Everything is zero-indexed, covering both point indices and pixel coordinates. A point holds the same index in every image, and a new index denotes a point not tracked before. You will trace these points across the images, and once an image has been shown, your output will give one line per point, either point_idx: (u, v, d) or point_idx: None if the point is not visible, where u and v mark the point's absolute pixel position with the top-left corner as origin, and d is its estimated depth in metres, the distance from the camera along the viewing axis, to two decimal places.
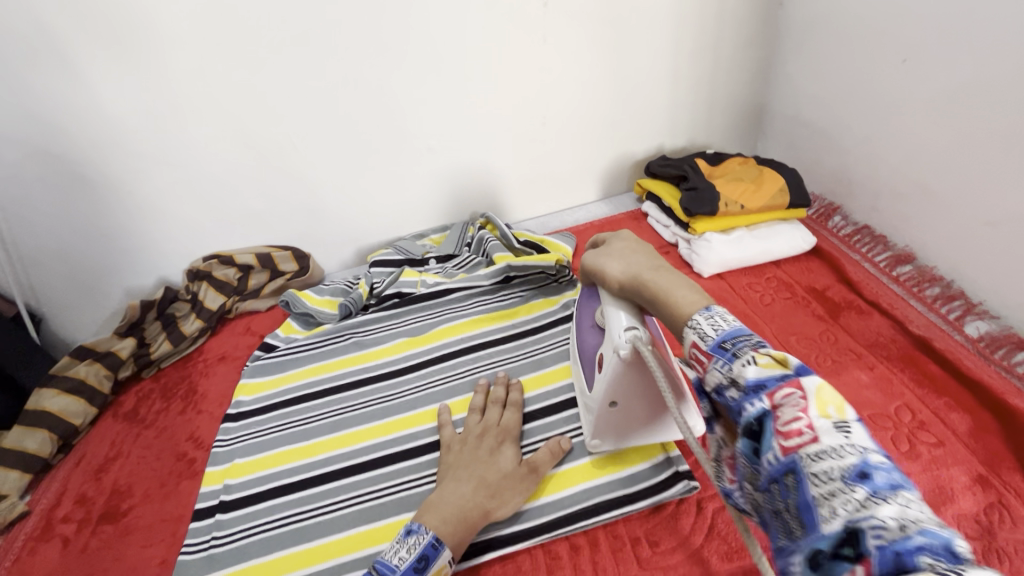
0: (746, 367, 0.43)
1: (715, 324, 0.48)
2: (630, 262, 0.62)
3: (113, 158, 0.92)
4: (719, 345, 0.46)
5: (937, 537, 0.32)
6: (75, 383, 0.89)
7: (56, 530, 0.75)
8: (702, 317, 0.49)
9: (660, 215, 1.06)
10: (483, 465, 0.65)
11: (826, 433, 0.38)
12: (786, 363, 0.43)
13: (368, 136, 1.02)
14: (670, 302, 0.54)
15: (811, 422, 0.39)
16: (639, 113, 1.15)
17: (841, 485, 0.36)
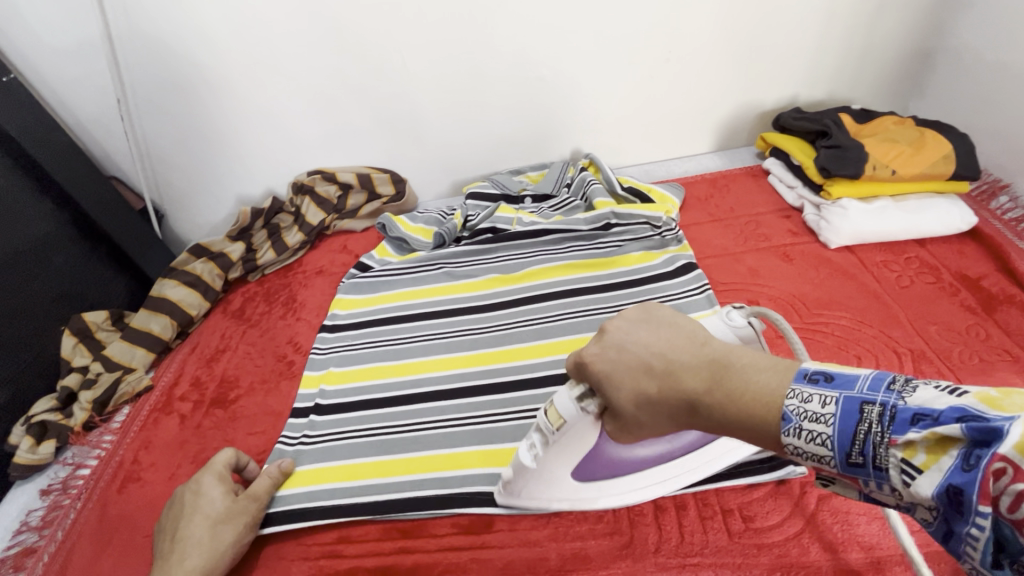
0: (911, 481, 0.35)
1: (812, 436, 0.38)
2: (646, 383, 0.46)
3: (233, 64, 0.94)
4: (849, 463, 0.37)
5: (964, 464, 0.32)
6: (192, 278, 0.96)
7: (175, 406, 0.83)
8: (795, 439, 0.39)
9: (784, 174, 0.96)
10: (209, 549, 0.58)
11: (810, 434, 0.38)
12: (951, 439, 0.33)
13: (480, 59, 0.97)
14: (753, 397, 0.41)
15: (792, 434, 0.39)
16: (777, 56, 1.02)
17: (871, 474, 0.37)
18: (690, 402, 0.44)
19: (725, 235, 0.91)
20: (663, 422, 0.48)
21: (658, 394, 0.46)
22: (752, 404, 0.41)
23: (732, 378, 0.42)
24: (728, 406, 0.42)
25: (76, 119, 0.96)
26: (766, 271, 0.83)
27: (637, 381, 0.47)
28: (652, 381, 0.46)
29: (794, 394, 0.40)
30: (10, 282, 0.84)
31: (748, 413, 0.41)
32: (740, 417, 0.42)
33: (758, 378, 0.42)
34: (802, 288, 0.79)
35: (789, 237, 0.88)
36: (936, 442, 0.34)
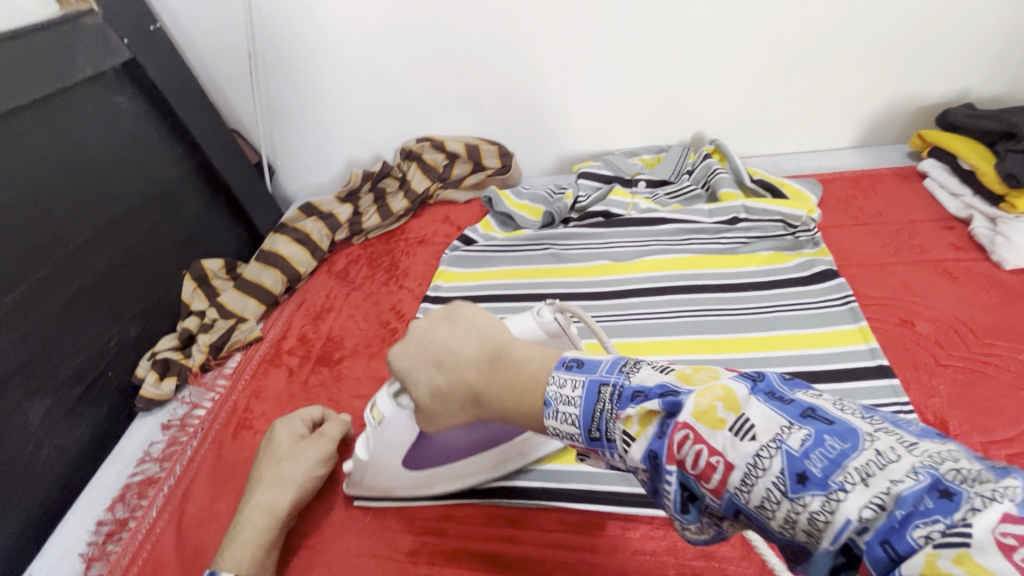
0: (628, 449, 0.39)
1: (565, 418, 0.42)
2: (444, 376, 0.53)
3: (359, 24, 0.92)
4: (592, 438, 0.41)
5: (661, 431, 0.37)
6: (302, 236, 0.98)
7: (283, 359, 0.85)
8: (553, 420, 0.43)
9: (948, 179, 0.84)
10: (273, 484, 0.61)
11: (564, 415, 0.42)
12: (654, 413, 0.37)
13: (612, 30, 0.90)
14: (519, 382, 0.47)
15: (552, 416, 0.43)
16: (956, 41, 0.88)
17: (605, 447, 0.41)
18: (471, 391, 0.51)
19: (872, 242, 0.81)
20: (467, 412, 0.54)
21: (463, 390, 0.52)
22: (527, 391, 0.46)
23: (504, 365, 0.49)
24: (498, 396, 0.48)
25: (207, 71, 0.99)
26: (923, 287, 0.73)
27: (428, 373, 0.54)
28: (441, 374, 0.53)
29: (555, 381, 0.44)
30: (144, 225, 0.88)
31: (518, 403, 0.46)
32: (512, 404, 0.47)
33: (526, 363, 0.48)
34: (969, 312, 0.69)
35: (952, 252, 0.77)
36: (646, 414, 0.38)
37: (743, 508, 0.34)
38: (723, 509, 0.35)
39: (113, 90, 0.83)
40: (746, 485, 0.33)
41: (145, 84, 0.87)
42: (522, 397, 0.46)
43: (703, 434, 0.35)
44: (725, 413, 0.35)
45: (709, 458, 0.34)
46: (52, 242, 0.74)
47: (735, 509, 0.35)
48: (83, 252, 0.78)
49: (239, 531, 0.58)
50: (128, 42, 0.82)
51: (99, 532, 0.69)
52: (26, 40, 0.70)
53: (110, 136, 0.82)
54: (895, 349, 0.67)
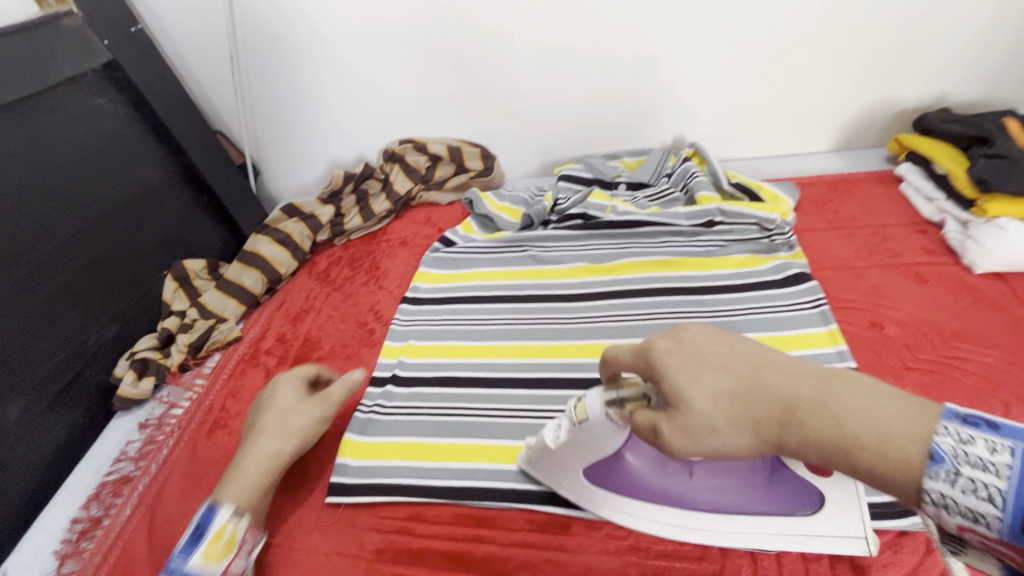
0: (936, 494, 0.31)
1: (903, 463, 0.31)
2: (721, 388, 0.39)
3: (340, 27, 0.93)
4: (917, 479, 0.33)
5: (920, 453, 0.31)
6: (283, 237, 0.98)
7: (261, 359, 0.86)
8: (943, 492, 0.30)
9: (923, 183, 0.85)
10: (275, 430, 0.64)
11: (968, 484, 0.29)
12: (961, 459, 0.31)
13: (592, 34, 0.91)
14: (875, 426, 0.33)
15: (944, 479, 0.30)
16: (933, 47, 0.89)
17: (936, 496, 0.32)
18: (784, 409, 0.36)
19: (845, 245, 0.81)
20: (736, 441, 0.38)
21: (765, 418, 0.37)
22: (869, 438, 0.33)
23: (833, 392, 0.35)
24: (836, 427, 0.34)
25: (191, 72, 1.00)
26: (893, 291, 0.74)
27: (716, 381, 0.39)
28: (734, 382, 0.39)
29: (940, 432, 0.31)
30: (125, 225, 0.88)
31: (860, 438, 0.33)
32: (872, 441, 0.33)
33: (885, 409, 0.33)
34: (937, 315, 0.70)
35: (923, 256, 0.77)
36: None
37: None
38: (1004, 538, 0.29)
39: (93, 91, 0.83)
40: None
41: (127, 85, 0.87)
42: (885, 449, 0.32)
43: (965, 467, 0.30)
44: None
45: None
46: (30, 242, 0.74)
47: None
48: (61, 252, 0.78)
49: (238, 470, 0.61)
50: (107, 43, 0.83)
51: (73, 530, 0.70)
52: (2, 42, 0.70)
53: (90, 136, 0.83)
54: (862, 351, 0.68)
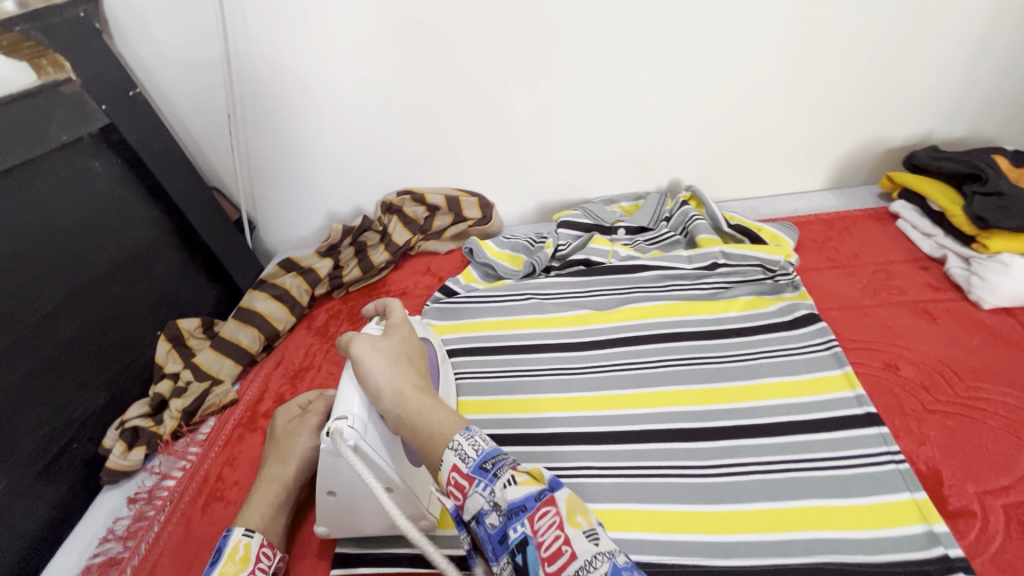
0: (506, 487, 0.46)
1: (473, 443, 0.49)
2: (398, 373, 0.56)
3: (338, 86, 0.94)
4: (479, 467, 0.48)
5: (537, 495, 0.45)
6: (281, 292, 0.97)
7: (259, 423, 0.82)
8: (461, 437, 0.50)
9: (920, 220, 0.86)
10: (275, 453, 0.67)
11: (468, 442, 0.49)
12: (540, 478, 0.47)
13: (586, 85, 0.93)
14: (433, 429, 0.52)
15: (461, 435, 0.50)
16: (915, 90, 0.92)
17: (484, 479, 0.47)
18: (405, 388, 0.54)
19: (851, 285, 0.81)
20: (387, 377, 0.55)
21: (403, 387, 0.54)
22: (429, 426, 0.52)
23: (431, 398, 0.55)
24: (419, 414, 0.53)
25: (187, 132, 1.00)
26: (905, 330, 0.73)
27: (393, 356, 0.57)
28: (392, 351, 0.58)
29: (463, 443, 0.49)
30: (117, 287, 0.86)
31: (423, 428, 0.53)
32: (420, 429, 0.52)
33: (440, 420, 0.53)
34: (953, 355, 0.69)
35: (931, 293, 0.77)
36: (538, 469, 0.48)
37: (478, 480, 0.47)
38: (468, 472, 0.48)
39: (88, 155, 0.82)
40: (504, 488, 0.46)
41: (123, 148, 0.87)
42: (429, 436, 0.52)
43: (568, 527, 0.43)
44: (584, 522, 0.44)
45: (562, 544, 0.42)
46: (18, 311, 0.71)
47: (475, 477, 0.47)
48: (49, 320, 0.76)
49: (252, 501, 0.64)
50: (105, 108, 0.83)
51: None
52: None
53: (83, 199, 0.82)
54: (881, 394, 0.66)
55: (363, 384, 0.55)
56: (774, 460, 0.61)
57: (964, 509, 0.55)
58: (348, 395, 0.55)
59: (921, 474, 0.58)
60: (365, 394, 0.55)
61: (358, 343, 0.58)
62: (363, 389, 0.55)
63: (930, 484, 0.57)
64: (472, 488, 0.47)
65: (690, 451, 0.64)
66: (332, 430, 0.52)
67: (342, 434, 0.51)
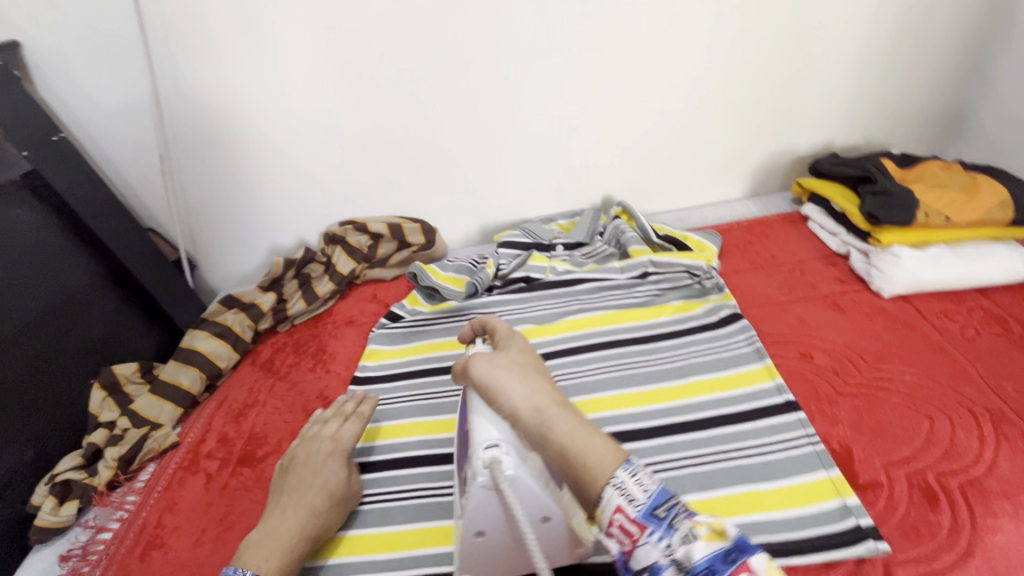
0: (689, 544, 0.44)
1: (639, 483, 0.48)
2: (533, 389, 0.55)
3: (272, 122, 0.96)
4: (651, 513, 0.46)
5: (727, 557, 0.43)
6: (223, 329, 0.95)
7: (201, 465, 0.80)
8: (624, 474, 0.48)
9: (826, 220, 0.93)
10: (315, 487, 0.66)
11: (637, 479, 0.48)
12: (724, 535, 0.44)
13: (515, 112, 0.98)
14: (580, 456, 0.50)
15: (626, 471, 0.49)
16: (813, 104, 1.01)
17: (659, 528, 0.46)
18: (546, 407, 0.54)
19: (768, 283, 0.87)
20: (523, 390, 0.55)
21: (543, 405, 0.54)
22: (579, 454, 0.51)
23: (571, 416, 0.54)
24: (568, 442, 0.51)
25: (119, 174, 0.99)
26: (817, 321, 0.79)
27: (522, 378, 0.57)
28: (516, 366, 0.58)
29: (615, 481, 0.48)
30: (44, 337, 0.83)
31: (572, 459, 0.51)
32: (577, 458, 0.50)
33: (592, 450, 0.51)
34: (858, 341, 0.75)
35: (837, 285, 0.84)
36: (719, 524, 0.45)
37: (650, 528, 0.46)
38: (637, 517, 0.46)
39: (9, 203, 0.80)
40: (688, 544, 0.44)
41: (48, 194, 0.85)
42: (580, 471, 0.50)
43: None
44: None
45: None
46: None
47: (647, 524, 0.46)
48: None
49: (262, 536, 0.62)
50: (27, 154, 0.82)
51: None
52: None
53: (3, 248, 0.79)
54: (797, 382, 0.71)
55: (498, 406, 0.55)
56: (703, 453, 0.65)
57: (872, 480, 0.60)
58: (484, 424, 0.53)
59: (833, 452, 0.63)
60: (501, 412, 0.55)
61: (476, 360, 0.59)
62: (499, 405, 0.55)
63: (841, 461, 0.62)
64: (644, 536, 0.46)
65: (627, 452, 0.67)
66: (488, 462, 0.51)
67: (500, 465, 0.50)
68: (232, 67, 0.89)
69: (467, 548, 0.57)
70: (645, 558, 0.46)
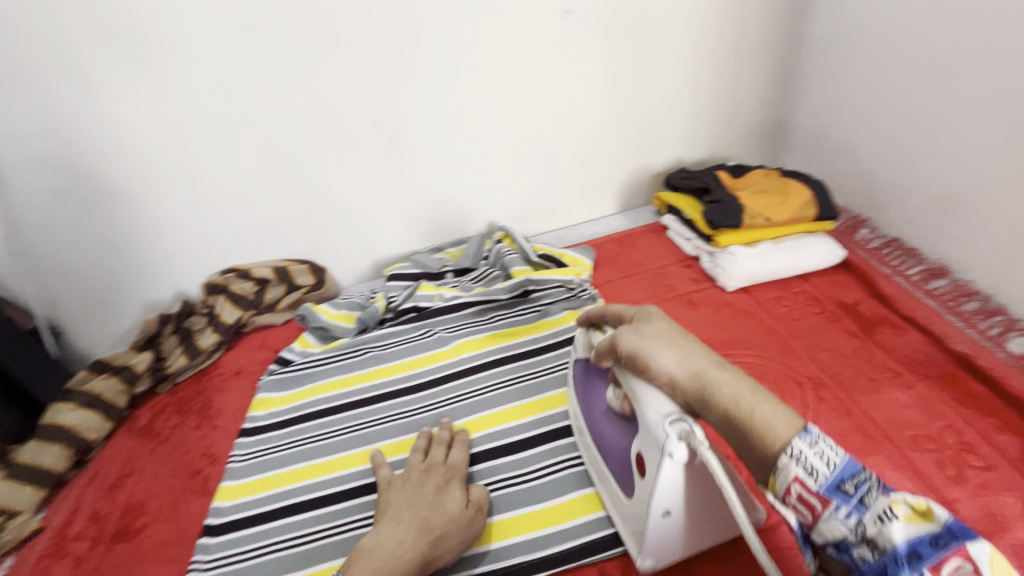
0: (884, 525, 0.42)
1: (821, 453, 0.46)
2: (686, 352, 0.57)
3: (133, 172, 0.92)
4: (836, 486, 0.45)
5: (939, 543, 0.40)
6: (91, 398, 0.88)
7: (68, 548, 0.74)
8: (804, 444, 0.47)
9: (681, 228, 1.04)
10: (428, 507, 0.64)
11: (822, 453, 0.46)
12: (931, 517, 0.42)
13: (388, 149, 1.01)
14: (761, 422, 0.50)
15: (809, 447, 0.47)
16: (660, 127, 1.14)
17: (846, 503, 0.44)
18: (712, 370, 0.55)
19: (636, 290, 0.96)
20: (676, 358, 0.56)
21: (700, 366, 0.55)
22: (760, 422, 0.50)
23: (720, 383, 0.54)
24: (738, 404, 0.52)
25: None
26: (675, 319, 0.88)
27: (671, 349, 0.57)
28: (666, 339, 0.58)
29: (792, 451, 0.47)
30: None
31: (745, 423, 0.51)
32: (749, 431, 0.50)
33: (771, 415, 0.50)
34: (709, 332, 0.84)
35: (692, 285, 0.94)
36: (923, 505, 0.42)
37: (835, 502, 0.45)
38: (822, 492, 0.45)
39: None
40: (884, 524, 0.42)
41: None
42: (760, 431, 0.50)
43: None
44: (917, 522, 0.42)
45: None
46: None
47: (831, 498, 0.45)
48: None
49: (378, 545, 0.60)
50: None
51: None
52: None
53: None
54: None
55: (652, 374, 0.57)
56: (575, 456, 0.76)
57: None
58: (649, 393, 0.57)
59: None
60: (657, 381, 0.57)
61: (622, 333, 0.60)
62: (655, 377, 0.57)
63: None
64: (829, 509, 0.45)
65: (513, 463, 0.76)
66: (681, 433, 0.54)
67: (694, 434, 0.53)
68: (79, 121, 0.86)
69: (658, 531, 0.61)
70: (832, 533, 0.45)
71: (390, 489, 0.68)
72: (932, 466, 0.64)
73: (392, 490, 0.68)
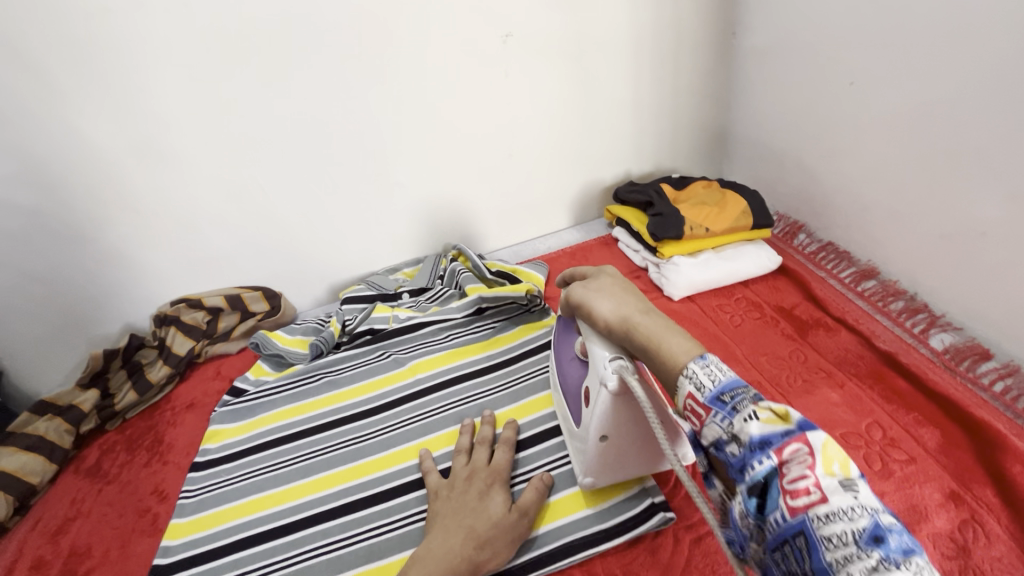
0: (747, 421, 0.45)
1: (710, 373, 0.50)
2: (621, 301, 0.63)
3: (73, 208, 0.91)
4: (717, 397, 0.48)
5: (784, 432, 0.43)
6: (34, 440, 0.86)
7: None
8: (697, 365, 0.51)
9: (629, 240, 1.07)
10: (472, 513, 0.65)
11: (711, 372, 0.50)
12: (789, 418, 0.44)
13: (338, 175, 1.02)
14: (664, 349, 0.55)
15: (699, 366, 0.50)
16: (608, 142, 1.17)
17: (722, 411, 0.47)
18: (640, 312, 0.61)
19: None
20: (614, 301, 0.63)
21: (630, 310, 0.61)
22: (661, 347, 0.55)
23: (639, 320, 0.59)
24: (649, 333, 0.57)
25: None
26: None
27: (610, 298, 0.63)
28: (607, 291, 0.65)
29: (689, 369, 0.51)
30: None
31: (655, 348, 0.56)
32: (651, 352, 0.56)
33: (677, 346, 0.55)
34: None
35: (640, 295, 0.97)
36: (784, 409, 0.45)
37: (715, 410, 0.47)
38: (706, 401, 0.48)
39: None
40: (747, 422, 0.45)
41: None
42: (661, 355, 0.54)
43: (818, 464, 0.41)
44: (841, 472, 0.41)
45: (810, 484, 0.41)
46: None
47: (712, 406, 0.47)
48: None
49: (432, 553, 0.61)
50: None
51: None
52: None
53: None
54: None
55: (588, 316, 0.65)
56: (531, 468, 0.76)
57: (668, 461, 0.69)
58: (588, 330, 0.65)
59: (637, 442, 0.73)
60: (589, 319, 0.64)
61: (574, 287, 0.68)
62: (589, 318, 0.65)
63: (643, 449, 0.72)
64: (710, 417, 0.48)
65: None
66: (614, 368, 0.59)
67: (626, 368, 0.58)
68: (14, 158, 0.85)
69: None
70: (712, 434, 0.47)
71: (442, 494, 0.70)
72: (861, 463, 0.68)
73: (445, 497, 0.69)
